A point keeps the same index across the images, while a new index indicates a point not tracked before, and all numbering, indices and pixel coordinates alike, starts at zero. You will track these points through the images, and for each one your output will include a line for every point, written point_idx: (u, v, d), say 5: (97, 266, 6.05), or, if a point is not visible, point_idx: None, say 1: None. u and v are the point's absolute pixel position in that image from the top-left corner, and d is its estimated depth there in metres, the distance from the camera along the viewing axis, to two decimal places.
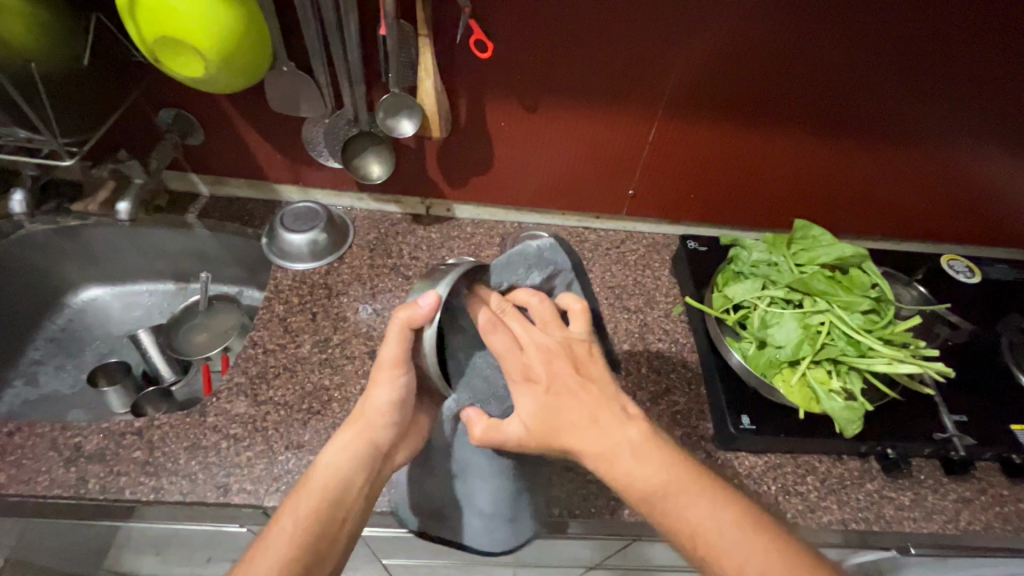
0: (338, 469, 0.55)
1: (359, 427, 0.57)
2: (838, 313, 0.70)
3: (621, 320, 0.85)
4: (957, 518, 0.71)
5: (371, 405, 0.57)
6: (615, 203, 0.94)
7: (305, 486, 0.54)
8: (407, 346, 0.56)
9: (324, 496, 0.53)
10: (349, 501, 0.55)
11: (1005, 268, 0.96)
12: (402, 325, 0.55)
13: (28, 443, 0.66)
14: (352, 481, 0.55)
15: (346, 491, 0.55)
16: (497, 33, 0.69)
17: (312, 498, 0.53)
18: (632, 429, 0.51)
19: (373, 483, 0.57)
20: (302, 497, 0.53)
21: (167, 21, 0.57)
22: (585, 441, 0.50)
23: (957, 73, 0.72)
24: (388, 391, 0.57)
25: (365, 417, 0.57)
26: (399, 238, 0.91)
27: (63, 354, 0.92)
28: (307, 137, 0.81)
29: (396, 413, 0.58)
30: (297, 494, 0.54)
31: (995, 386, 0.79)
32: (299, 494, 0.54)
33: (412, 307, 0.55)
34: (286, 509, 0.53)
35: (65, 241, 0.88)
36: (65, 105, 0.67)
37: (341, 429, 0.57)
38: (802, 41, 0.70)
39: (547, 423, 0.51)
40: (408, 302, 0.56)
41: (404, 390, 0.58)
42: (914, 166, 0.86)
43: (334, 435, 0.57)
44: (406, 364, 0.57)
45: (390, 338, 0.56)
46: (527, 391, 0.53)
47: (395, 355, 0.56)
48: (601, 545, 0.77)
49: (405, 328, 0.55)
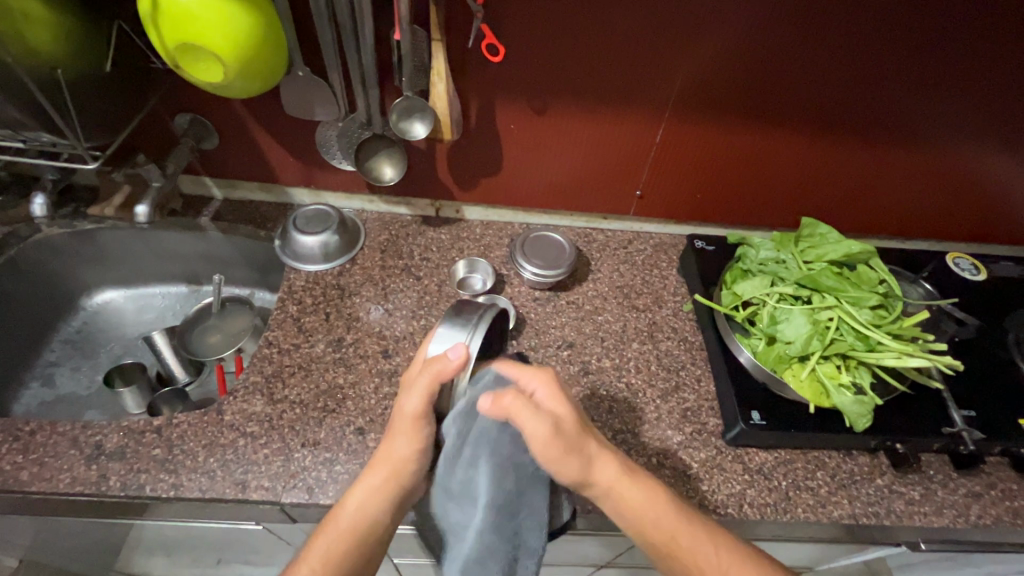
0: (365, 516, 0.55)
1: (386, 473, 0.56)
2: (847, 309, 0.71)
3: (629, 319, 0.86)
4: (967, 513, 0.71)
5: (399, 453, 0.56)
6: (623, 204, 0.95)
7: (332, 523, 0.56)
8: (429, 399, 0.55)
9: (353, 543, 0.55)
10: (372, 544, 0.56)
11: (1010, 265, 0.97)
12: (432, 378, 0.54)
13: (50, 441, 0.67)
14: (380, 525, 0.56)
15: (370, 533, 0.55)
16: (507, 37, 0.71)
17: (338, 540, 0.54)
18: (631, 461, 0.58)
19: (396, 523, 0.58)
20: (326, 537, 0.55)
21: (188, 29, 0.58)
22: (607, 463, 0.55)
23: (962, 73, 0.73)
24: (415, 441, 0.56)
25: (392, 466, 0.56)
26: (410, 240, 0.92)
27: (79, 355, 0.93)
28: (321, 140, 0.82)
29: (423, 459, 0.57)
30: (324, 537, 0.55)
31: (1002, 381, 0.80)
32: (327, 534, 0.55)
33: (443, 360, 0.54)
34: (313, 548, 0.55)
35: (82, 245, 0.90)
36: (88, 111, 0.69)
37: (367, 475, 0.56)
38: (808, 42, 0.71)
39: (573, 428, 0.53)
40: (439, 355, 0.55)
41: (428, 440, 0.56)
42: (919, 165, 0.87)
43: (361, 479, 0.56)
44: (427, 416, 0.56)
45: (417, 390, 0.55)
46: (559, 394, 0.55)
47: (417, 408, 0.55)
48: (610, 543, 0.78)
49: (435, 381, 0.54)
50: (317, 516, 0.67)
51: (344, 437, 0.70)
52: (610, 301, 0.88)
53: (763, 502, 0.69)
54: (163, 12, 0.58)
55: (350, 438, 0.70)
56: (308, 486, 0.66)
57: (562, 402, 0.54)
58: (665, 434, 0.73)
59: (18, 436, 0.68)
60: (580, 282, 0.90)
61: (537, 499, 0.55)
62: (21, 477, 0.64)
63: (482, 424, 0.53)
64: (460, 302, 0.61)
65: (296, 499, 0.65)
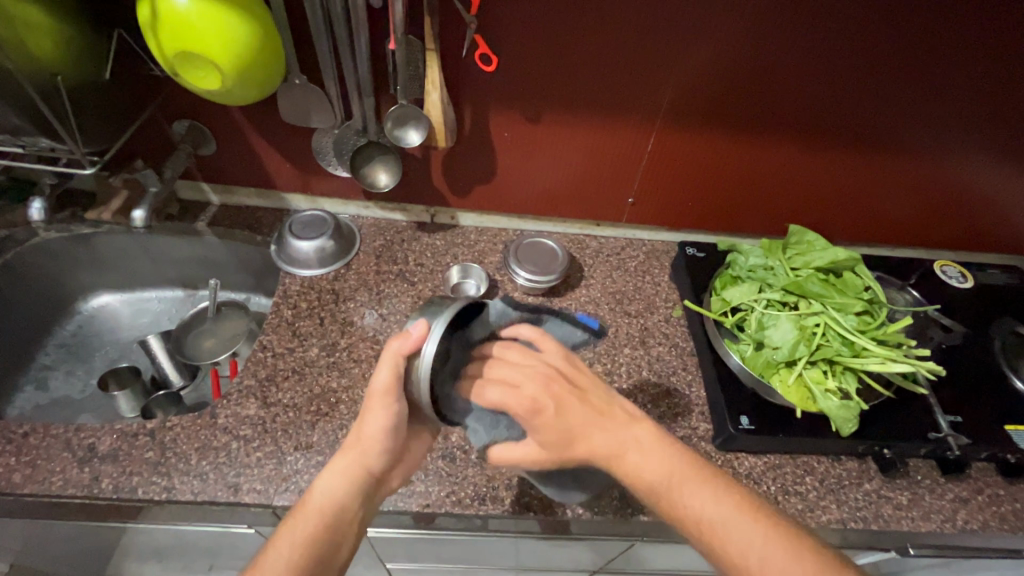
0: (334, 497, 0.55)
1: (354, 455, 0.57)
2: (833, 314, 0.72)
3: (622, 324, 0.87)
4: (954, 518, 0.72)
5: (366, 434, 0.56)
6: (615, 211, 0.96)
7: (301, 511, 0.55)
8: (398, 374, 0.55)
9: (321, 520, 0.54)
10: (345, 525, 0.55)
11: (997, 273, 0.98)
12: (395, 356, 0.54)
13: (43, 444, 0.68)
14: (349, 505, 0.56)
15: (342, 517, 0.55)
16: (500, 47, 0.72)
17: (307, 526, 0.53)
18: (637, 428, 0.58)
19: (367, 508, 0.57)
20: (296, 523, 0.54)
21: (188, 38, 0.59)
22: (597, 446, 0.56)
23: (948, 85, 0.75)
24: (380, 419, 0.56)
25: (361, 446, 0.57)
26: (404, 245, 0.94)
27: (74, 359, 0.94)
28: (317, 147, 0.84)
29: (390, 439, 0.57)
30: (295, 518, 0.55)
31: (989, 387, 0.81)
32: (298, 517, 0.54)
33: (403, 335, 0.55)
34: (282, 535, 0.54)
35: (78, 249, 0.90)
36: (87, 117, 0.70)
37: (335, 457, 0.57)
38: (795, 53, 0.72)
39: (560, 444, 0.56)
40: (399, 332, 0.55)
41: (397, 417, 0.57)
42: (906, 174, 0.89)
43: (330, 462, 0.57)
44: (397, 392, 0.56)
45: (382, 365, 0.55)
46: (540, 422, 0.56)
47: (385, 383, 0.55)
48: (602, 549, 0.79)
49: (397, 357, 0.54)
50: None
51: (336, 440, 0.70)
52: (602, 307, 0.89)
53: None
54: (164, 21, 0.59)
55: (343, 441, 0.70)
56: (300, 489, 0.66)
57: (541, 431, 0.56)
58: None
59: (11, 438, 0.68)
60: (573, 288, 0.91)
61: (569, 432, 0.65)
62: (14, 479, 0.64)
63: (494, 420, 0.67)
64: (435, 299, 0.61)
65: (289, 502, 0.65)
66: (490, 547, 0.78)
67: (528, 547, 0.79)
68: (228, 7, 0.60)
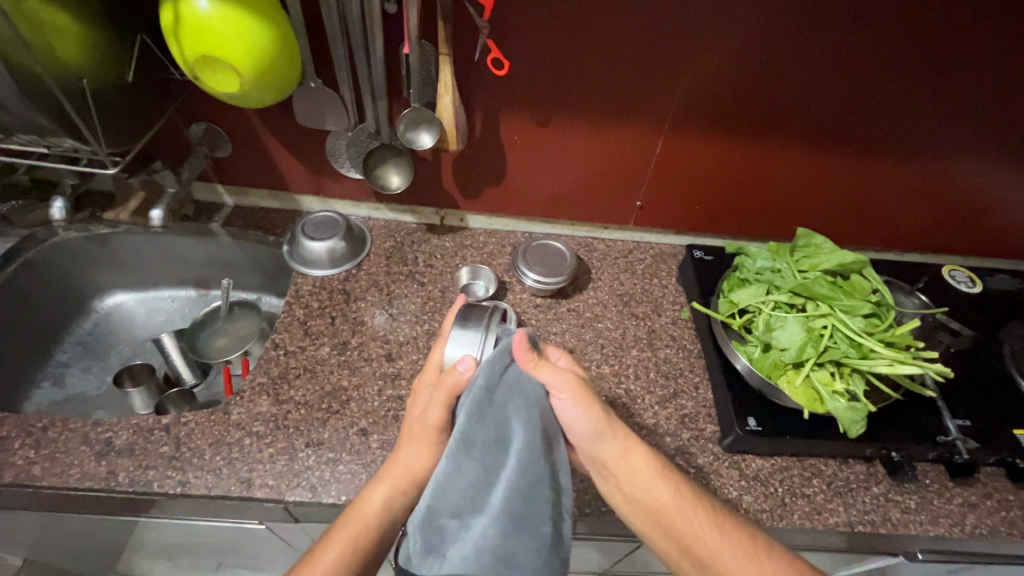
0: (381, 509, 0.57)
1: (400, 477, 0.58)
2: (840, 316, 0.72)
3: (629, 326, 0.88)
4: (963, 522, 0.71)
5: (412, 463, 0.58)
6: (624, 213, 0.97)
7: (353, 517, 0.57)
8: (449, 410, 0.57)
9: (370, 533, 0.56)
10: (391, 533, 0.58)
11: (1006, 278, 0.98)
12: (449, 393, 0.56)
13: (61, 437, 0.69)
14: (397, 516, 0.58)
15: (390, 528, 0.58)
16: (511, 51, 0.74)
17: (360, 534, 0.56)
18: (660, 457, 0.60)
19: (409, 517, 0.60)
20: (348, 528, 0.56)
21: (209, 42, 0.61)
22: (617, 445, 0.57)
23: (957, 88, 0.76)
24: (427, 452, 0.58)
25: (406, 471, 0.58)
26: (415, 247, 0.95)
27: (90, 357, 0.95)
28: (330, 149, 0.85)
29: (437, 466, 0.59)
30: (344, 523, 0.57)
31: (999, 392, 0.81)
32: (347, 525, 0.56)
33: (453, 374, 0.56)
34: (336, 535, 0.56)
35: (96, 248, 0.92)
36: (109, 119, 0.71)
37: (382, 473, 0.59)
38: (805, 56, 0.73)
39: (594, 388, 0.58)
40: (449, 368, 0.56)
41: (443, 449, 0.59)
42: (914, 178, 0.89)
43: (377, 477, 0.58)
44: (447, 427, 0.58)
45: (435, 404, 0.57)
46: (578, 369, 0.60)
47: (438, 419, 0.57)
48: (608, 550, 0.79)
49: (451, 395, 0.56)
50: (318, 514, 0.68)
51: (346, 437, 0.71)
52: (610, 309, 0.90)
53: (759, 508, 0.70)
54: (185, 26, 0.61)
55: (353, 439, 0.71)
56: (311, 485, 0.67)
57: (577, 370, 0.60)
58: (664, 439, 0.74)
59: (30, 431, 0.69)
60: (581, 290, 0.92)
61: (559, 449, 0.53)
62: (33, 472, 0.66)
63: (516, 371, 0.53)
64: (470, 307, 0.62)
65: (299, 498, 0.66)
66: None
67: None
68: (248, 11, 0.61)
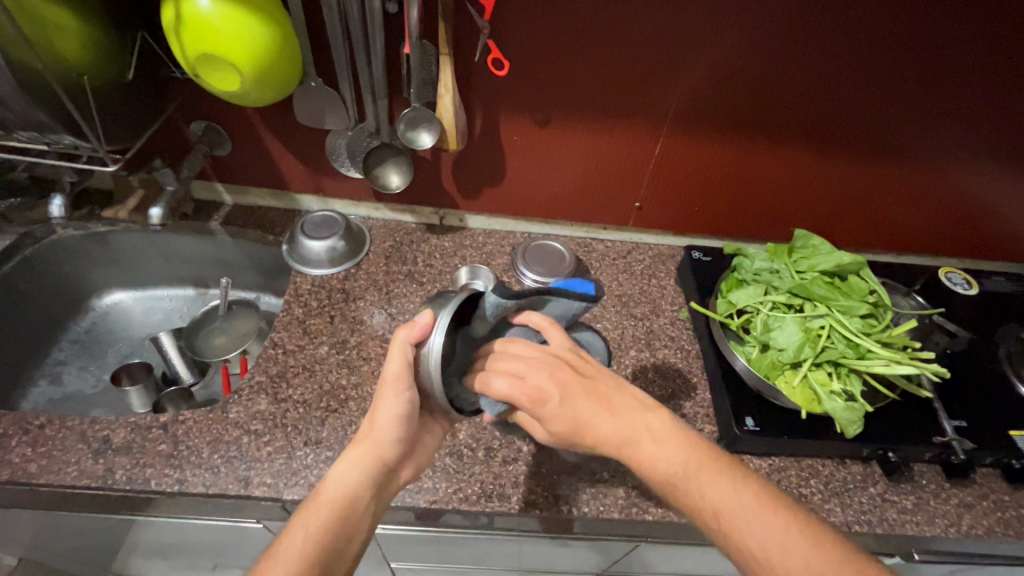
0: (347, 486, 0.56)
1: (367, 446, 0.58)
2: (837, 317, 0.73)
3: (627, 327, 0.88)
4: (959, 523, 0.72)
5: (377, 425, 0.58)
6: (622, 214, 0.97)
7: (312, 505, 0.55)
8: (410, 363, 0.57)
9: (333, 514, 0.54)
10: (359, 514, 0.55)
11: (1002, 281, 0.99)
12: (403, 344, 0.57)
13: (58, 435, 0.69)
14: (361, 494, 0.56)
15: (352, 511, 0.55)
16: (511, 52, 0.74)
17: (323, 515, 0.54)
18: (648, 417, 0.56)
19: (378, 502, 0.57)
20: (309, 514, 0.54)
21: (209, 41, 0.61)
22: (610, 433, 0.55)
23: (952, 94, 0.76)
24: (393, 407, 0.58)
25: (373, 435, 0.58)
26: (414, 246, 0.95)
27: (87, 355, 0.95)
28: (330, 148, 0.86)
29: (404, 426, 0.59)
30: (305, 510, 0.55)
31: (995, 393, 0.81)
32: (309, 510, 0.54)
33: (410, 324, 0.57)
34: (295, 524, 0.53)
35: (94, 246, 0.92)
36: (109, 117, 0.71)
37: (348, 450, 0.58)
38: (801, 60, 0.74)
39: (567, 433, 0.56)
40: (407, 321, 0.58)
41: (409, 404, 0.58)
42: (910, 181, 0.90)
43: (342, 454, 0.58)
44: (408, 380, 0.58)
45: (393, 355, 0.57)
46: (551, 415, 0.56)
47: (398, 371, 0.57)
48: (605, 550, 0.79)
49: (405, 345, 0.57)
50: None
51: (345, 437, 0.71)
52: (608, 309, 0.90)
53: None
54: (185, 25, 0.61)
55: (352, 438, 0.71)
56: (309, 483, 0.67)
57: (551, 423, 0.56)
58: None
59: (27, 429, 0.69)
60: None
61: None
62: (31, 469, 0.66)
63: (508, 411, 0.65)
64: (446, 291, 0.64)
65: (297, 496, 0.66)
66: (495, 546, 0.78)
67: (532, 547, 0.79)
68: (248, 10, 0.62)
